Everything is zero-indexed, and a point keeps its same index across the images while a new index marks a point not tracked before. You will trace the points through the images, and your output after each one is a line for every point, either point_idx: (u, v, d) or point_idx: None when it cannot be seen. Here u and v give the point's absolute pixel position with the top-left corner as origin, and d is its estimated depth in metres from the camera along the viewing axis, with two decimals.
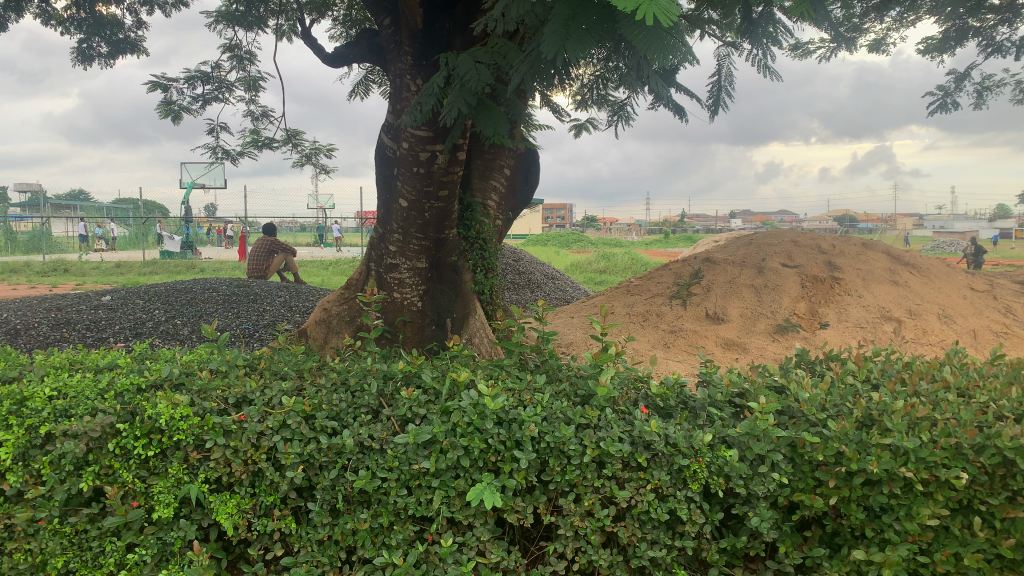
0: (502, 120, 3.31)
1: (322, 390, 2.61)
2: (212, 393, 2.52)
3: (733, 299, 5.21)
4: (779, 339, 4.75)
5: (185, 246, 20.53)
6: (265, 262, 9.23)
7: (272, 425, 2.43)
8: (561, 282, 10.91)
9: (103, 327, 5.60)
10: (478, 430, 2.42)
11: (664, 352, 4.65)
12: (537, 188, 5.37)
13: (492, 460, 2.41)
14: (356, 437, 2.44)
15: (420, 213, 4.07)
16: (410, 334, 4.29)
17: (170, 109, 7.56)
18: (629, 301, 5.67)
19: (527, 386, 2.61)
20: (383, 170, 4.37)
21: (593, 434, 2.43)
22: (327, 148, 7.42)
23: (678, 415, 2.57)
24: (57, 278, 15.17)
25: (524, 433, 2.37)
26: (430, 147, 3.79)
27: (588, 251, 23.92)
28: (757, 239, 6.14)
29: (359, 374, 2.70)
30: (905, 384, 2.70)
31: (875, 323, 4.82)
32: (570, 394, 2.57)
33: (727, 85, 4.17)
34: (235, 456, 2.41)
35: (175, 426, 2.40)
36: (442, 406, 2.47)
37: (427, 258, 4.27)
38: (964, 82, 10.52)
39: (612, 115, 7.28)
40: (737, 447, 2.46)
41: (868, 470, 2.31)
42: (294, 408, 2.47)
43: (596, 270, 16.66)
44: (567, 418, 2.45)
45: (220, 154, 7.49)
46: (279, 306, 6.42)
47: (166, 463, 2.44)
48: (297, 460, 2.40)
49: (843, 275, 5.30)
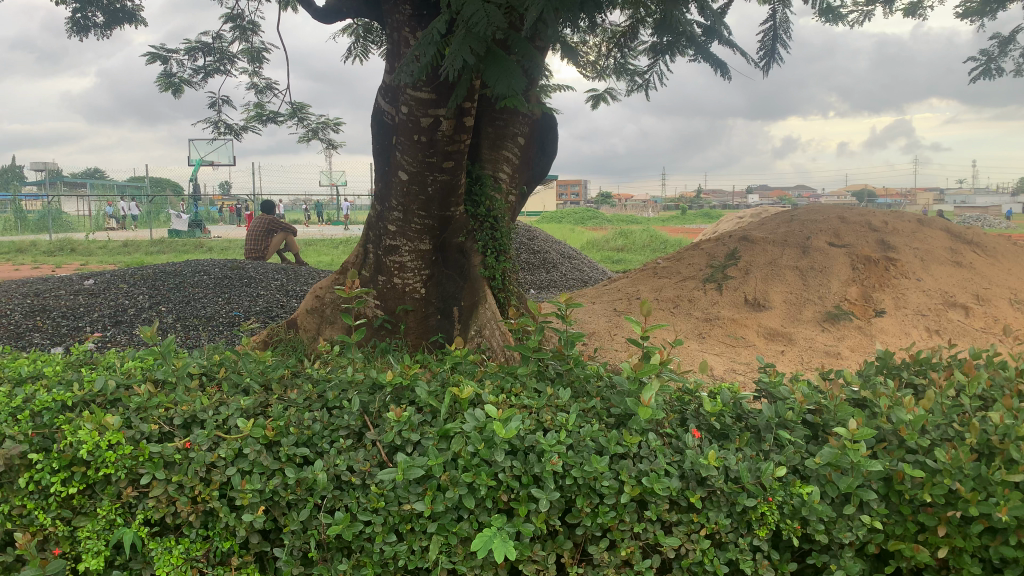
0: (516, 73, 2.73)
1: (293, 408, 2.09)
2: (151, 413, 2.00)
3: (775, 282, 4.65)
4: (830, 329, 4.21)
5: (194, 224, 20.03)
6: (264, 241, 8.74)
7: (224, 455, 1.92)
8: (579, 262, 10.35)
9: (81, 315, 5.10)
10: (486, 463, 1.89)
11: (700, 344, 4.11)
12: (555, 159, 4.77)
13: (504, 500, 1.88)
14: (331, 470, 1.93)
15: (422, 188, 3.54)
16: (413, 325, 3.84)
17: (170, 82, 7.03)
18: (656, 285, 5.12)
19: (548, 403, 2.07)
20: (379, 139, 3.83)
21: (633, 466, 1.90)
22: (334, 123, 6.89)
23: (737, 439, 2.04)
24: (61, 258, 14.70)
25: (545, 466, 1.84)
26: (433, 111, 3.28)
27: (605, 228, 23.28)
28: (799, 215, 5.56)
29: (338, 387, 2.17)
30: (1022, 399, 2.14)
31: (938, 310, 4.27)
32: (600, 414, 2.03)
33: (784, 34, 3.64)
34: (180, 492, 1.90)
35: (101, 458, 1.89)
36: (440, 429, 1.95)
37: (431, 238, 3.76)
38: (1011, 45, 9.77)
39: (634, 85, 6.70)
40: (815, 482, 1.94)
41: (993, 516, 1.77)
42: (253, 433, 1.95)
43: (615, 247, 16.05)
44: (599, 446, 1.92)
45: (223, 129, 6.96)
46: (274, 291, 5.91)
47: (95, 502, 1.93)
48: (257, 499, 1.89)
49: (899, 255, 4.73)
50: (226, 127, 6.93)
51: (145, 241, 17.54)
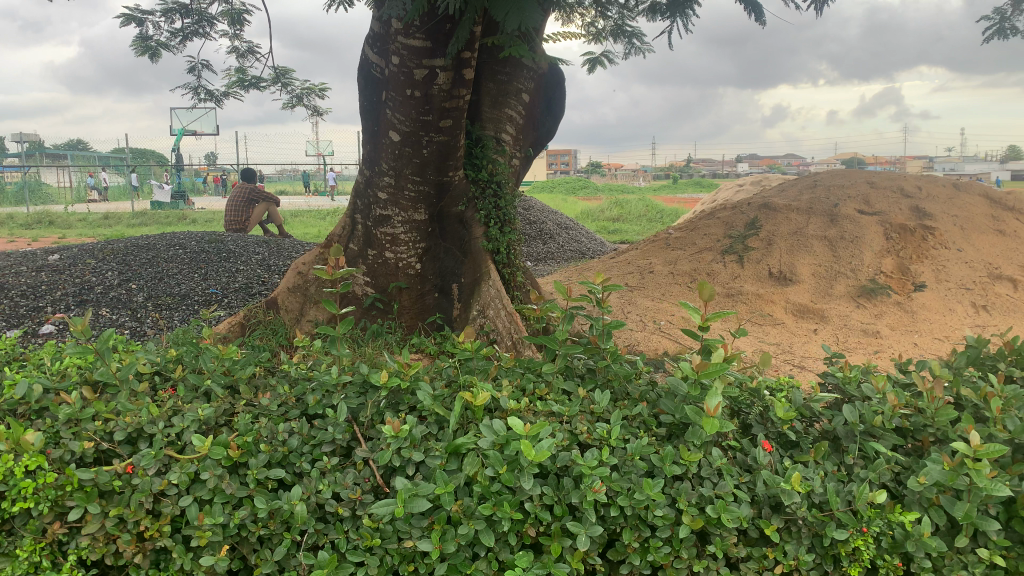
0: (529, 8, 2.27)
1: (264, 419, 1.69)
2: (85, 426, 1.58)
3: (802, 253, 4.25)
4: (866, 304, 3.83)
5: (177, 195, 19.34)
6: (244, 213, 8.28)
7: (177, 480, 1.51)
8: (576, 232, 9.93)
9: (43, 292, 4.62)
10: (510, 489, 1.49)
11: (740, 323, 3.65)
12: (562, 119, 4.33)
13: (531, 535, 1.48)
14: (311, 497, 1.53)
15: (416, 150, 3.11)
16: (407, 304, 3.45)
17: (147, 48, 6.38)
18: (670, 257, 4.73)
19: (582, 409, 1.67)
20: (366, 95, 3.39)
21: (692, 490, 1.51)
22: (321, 90, 6.41)
23: (813, 450, 1.65)
24: (38, 231, 14.08)
25: (584, 494, 1.45)
26: (428, 61, 2.87)
27: (598, 197, 22.82)
28: (822, 181, 5.16)
29: (320, 388, 1.76)
30: None
31: (984, 283, 3.94)
32: (647, 423, 1.64)
33: None
34: (123, 528, 1.49)
35: (17, 488, 1.46)
36: (449, 444, 1.55)
37: (427, 207, 3.33)
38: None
39: (632, 48, 6.27)
40: (917, 507, 1.55)
41: None
42: (213, 452, 1.54)
43: (610, 218, 15.64)
44: (650, 465, 1.53)
45: (204, 96, 6.43)
46: (255, 266, 5.48)
47: (12, 541, 1.48)
48: (219, 537, 1.49)
49: (936, 223, 4.36)
50: (207, 94, 6.44)
51: (125, 213, 16.90)
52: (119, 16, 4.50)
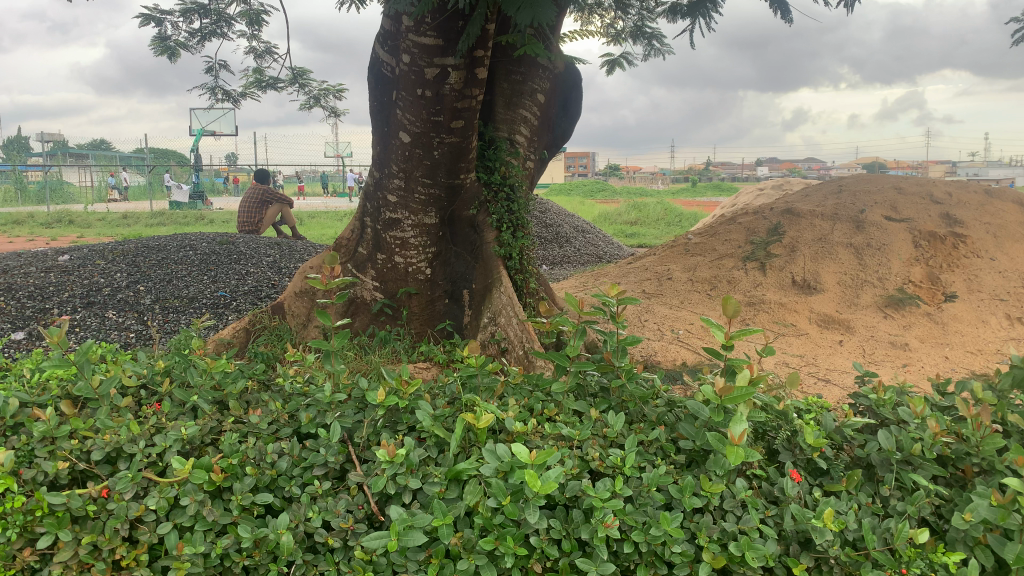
0: (543, 1, 2.14)
1: (253, 437, 1.58)
2: (60, 445, 1.47)
3: (827, 261, 4.10)
4: (895, 315, 3.67)
5: (195, 196, 19.28)
6: (257, 215, 8.21)
7: (155, 505, 1.40)
8: (593, 236, 9.77)
9: (50, 294, 4.53)
10: (515, 521, 1.37)
11: (767, 341, 3.43)
12: (578, 120, 4.20)
13: (538, 572, 1.36)
14: (299, 526, 1.41)
15: (427, 152, 3.00)
16: (417, 311, 3.34)
17: (165, 47, 6.30)
18: (689, 263, 4.59)
19: (594, 433, 1.55)
20: (375, 95, 3.28)
21: (715, 525, 1.38)
22: (337, 91, 6.32)
23: (846, 481, 1.51)
24: (55, 230, 14.06)
25: (595, 529, 1.32)
26: (439, 60, 2.75)
27: (616, 200, 22.61)
28: (848, 186, 5.00)
29: (314, 407, 1.65)
30: None
31: (1018, 294, 3.77)
32: (665, 450, 1.52)
33: None
34: (97, 557, 1.38)
35: None
36: (449, 470, 1.43)
37: (437, 211, 3.22)
38: None
39: (652, 50, 6.15)
40: (961, 546, 1.42)
41: None
42: (196, 475, 1.42)
43: (627, 222, 15.49)
44: (668, 497, 1.41)
45: (221, 96, 6.36)
46: (266, 269, 5.39)
47: None
48: (199, 568, 1.37)
49: (967, 231, 4.20)
50: (223, 94, 6.37)
51: (142, 213, 16.88)
52: (136, 14, 4.42)
